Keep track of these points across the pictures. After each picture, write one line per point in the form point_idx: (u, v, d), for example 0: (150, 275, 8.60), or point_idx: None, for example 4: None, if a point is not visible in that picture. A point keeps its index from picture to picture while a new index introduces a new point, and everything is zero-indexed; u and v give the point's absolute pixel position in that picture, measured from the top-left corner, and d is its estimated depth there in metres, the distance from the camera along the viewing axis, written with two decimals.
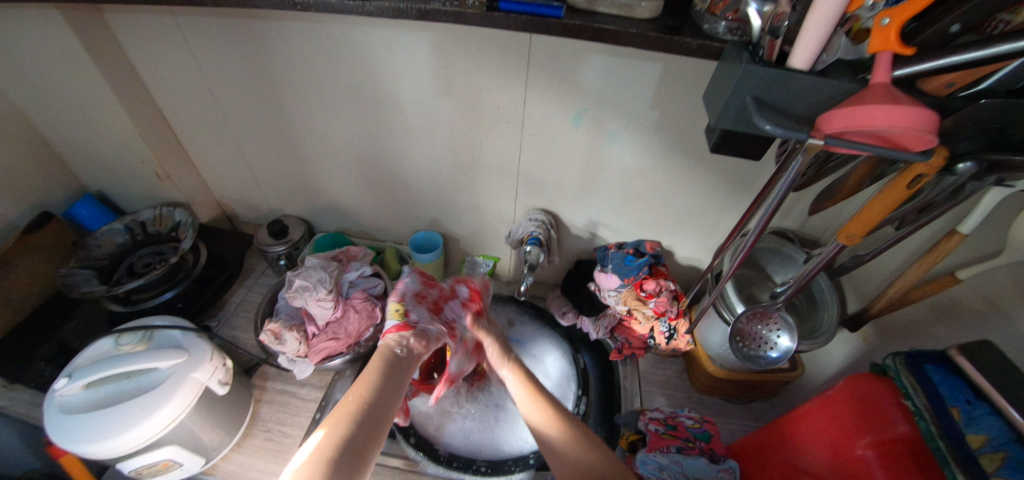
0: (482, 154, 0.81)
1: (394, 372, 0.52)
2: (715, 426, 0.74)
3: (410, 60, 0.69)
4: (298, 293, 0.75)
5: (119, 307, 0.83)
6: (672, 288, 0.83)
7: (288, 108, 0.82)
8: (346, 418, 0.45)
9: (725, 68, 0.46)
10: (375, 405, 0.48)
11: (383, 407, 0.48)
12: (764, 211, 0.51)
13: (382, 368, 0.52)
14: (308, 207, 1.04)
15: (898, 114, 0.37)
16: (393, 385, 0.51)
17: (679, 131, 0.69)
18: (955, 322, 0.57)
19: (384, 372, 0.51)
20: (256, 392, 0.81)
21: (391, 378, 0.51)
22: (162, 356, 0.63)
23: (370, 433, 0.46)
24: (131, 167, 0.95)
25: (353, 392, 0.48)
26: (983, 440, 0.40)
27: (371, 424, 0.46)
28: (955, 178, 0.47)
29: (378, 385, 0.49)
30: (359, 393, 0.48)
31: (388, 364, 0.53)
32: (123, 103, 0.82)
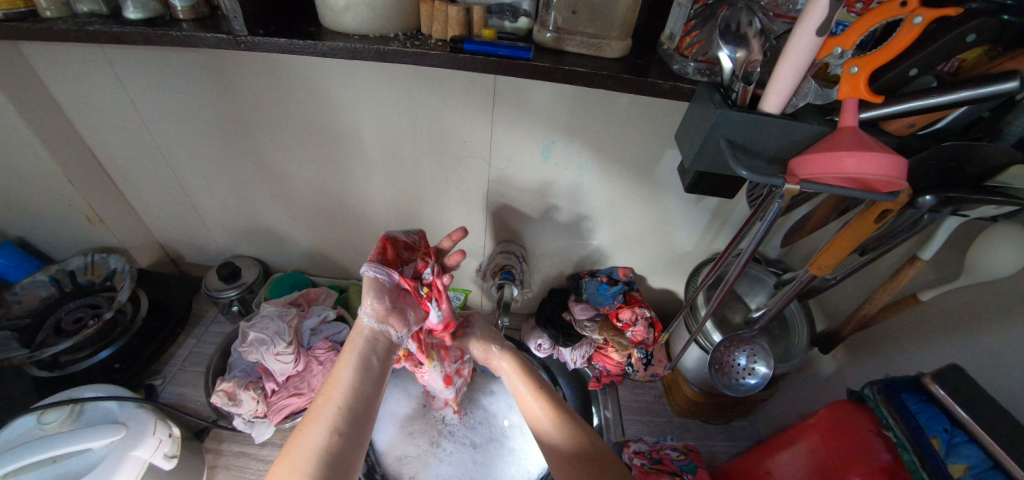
0: (450, 187, 0.77)
1: (371, 369, 0.57)
2: (699, 455, 0.73)
3: (370, 96, 0.66)
4: (253, 347, 0.70)
5: (46, 372, 0.74)
6: (647, 315, 0.82)
7: (236, 144, 0.75)
8: (328, 422, 0.50)
9: (697, 108, 0.45)
10: (352, 407, 0.52)
11: (361, 407, 0.53)
12: (754, 240, 0.49)
13: (355, 368, 0.56)
14: (263, 245, 0.96)
15: (873, 161, 0.37)
16: (365, 387, 0.55)
17: (649, 162, 0.69)
18: (917, 343, 0.59)
19: (359, 372, 0.55)
20: (209, 458, 0.73)
21: (367, 380, 0.56)
22: (94, 435, 0.56)
23: (350, 434, 0.51)
24: (57, 212, 0.85)
25: (332, 396, 0.53)
26: (963, 468, 0.39)
27: (352, 425, 0.51)
28: (916, 210, 0.48)
29: (353, 386, 0.54)
30: (334, 396, 0.53)
31: (366, 357, 0.57)
32: (45, 143, 0.73)
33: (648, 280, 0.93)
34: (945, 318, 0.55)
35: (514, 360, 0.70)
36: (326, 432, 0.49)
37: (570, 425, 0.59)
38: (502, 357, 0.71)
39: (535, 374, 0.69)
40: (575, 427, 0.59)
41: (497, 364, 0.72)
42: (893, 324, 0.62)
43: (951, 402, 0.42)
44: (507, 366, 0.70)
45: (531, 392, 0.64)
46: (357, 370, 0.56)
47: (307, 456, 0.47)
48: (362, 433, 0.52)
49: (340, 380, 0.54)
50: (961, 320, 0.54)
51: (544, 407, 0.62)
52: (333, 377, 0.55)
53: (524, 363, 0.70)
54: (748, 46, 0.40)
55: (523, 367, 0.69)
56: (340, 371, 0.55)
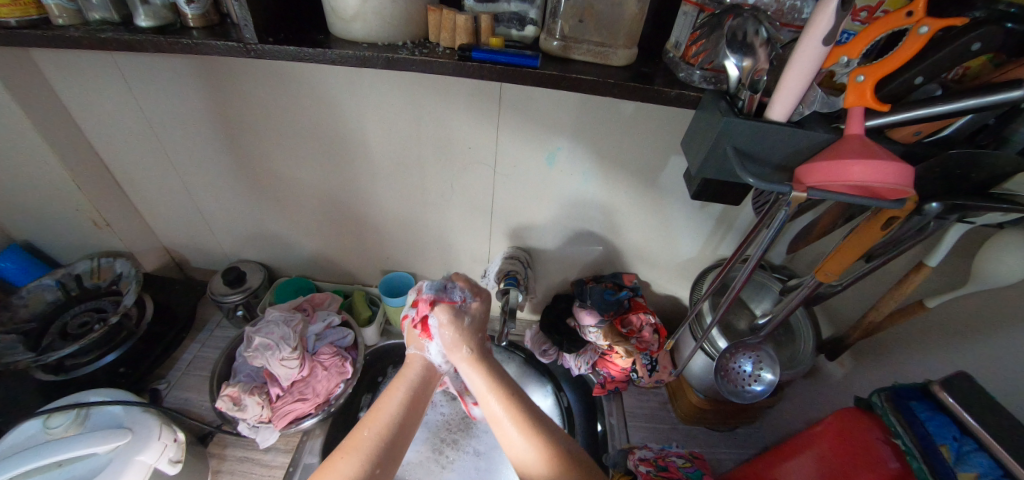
0: (454, 193, 0.78)
1: (413, 403, 0.54)
2: (705, 462, 0.73)
3: (376, 103, 0.66)
4: (258, 352, 0.71)
5: (50, 376, 0.74)
6: (653, 321, 0.82)
7: (243, 149, 0.76)
8: (362, 454, 0.46)
9: (704, 116, 0.45)
10: (387, 446, 0.48)
11: (392, 445, 0.48)
12: (761, 248, 0.49)
13: (403, 402, 0.53)
14: (268, 250, 0.97)
15: (879, 168, 0.37)
16: (406, 422, 0.51)
17: (653, 169, 0.69)
18: (924, 350, 0.59)
19: (401, 405, 0.52)
20: (213, 463, 0.73)
21: (405, 412, 0.52)
22: (100, 439, 0.56)
23: (384, 467, 0.46)
24: (64, 216, 0.86)
25: (369, 426, 0.49)
26: (973, 476, 0.39)
27: (380, 462, 0.46)
28: (921, 218, 0.48)
29: (394, 421, 0.50)
30: (373, 427, 0.49)
31: (409, 384, 0.55)
32: (54, 149, 0.74)
33: (652, 285, 0.93)
34: (953, 325, 0.55)
35: (485, 364, 0.57)
36: (360, 461, 0.46)
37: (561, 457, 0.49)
38: (462, 349, 0.56)
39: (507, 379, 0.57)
40: (560, 449, 0.50)
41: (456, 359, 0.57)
42: (899, 330, 0.62)
43: (961, 410, 0.42)
44: (472, 369, 0.56)
45: (502, 401, 0.53)
46: (399, 406, 0.52)
47: None
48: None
49: (384, 408, 0.51)
50: (968, 327, 0.54)
51: (518, 424, 0.51)
52: (379, 407, 0.52)
53: (500, 377, 0.56)
54: (754, 55, 0.41)
55: (499, 375, 0.57)
56: (384, 399, 0.53)
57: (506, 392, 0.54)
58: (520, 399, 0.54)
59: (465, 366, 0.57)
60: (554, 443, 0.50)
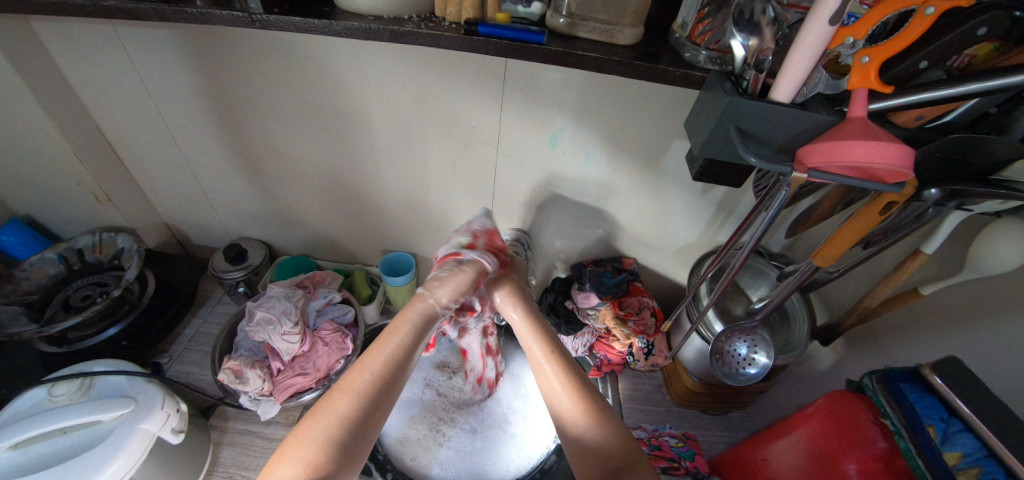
0: (457, 172, 0.78)
1: (416, 345, 0.50)
2: (698, 443, 0.75)
3: (380, 80, 0.66)
4: (259, 327, 0.72)
5: (52, 347, 0.75)
6: (651, 305, 0.84)
7: (244, 124, 0.76)
8: (358, 395, 0.44)
9: (707, 96, 0.46)
10: (386, 386, 0.46)
11: (389, 387, 0.46)
12: (757, 231, 0.50)
13: (401, 341, 0.50)
14: (269, 228, 0.97)
15: (879, 150, 0.37)
16: (406, 364, 0.49)
17: (656, 152, 0.69)
18: (916, 337, 0.60)
19: (401, 346, 0.49)
20: (215, 435, 0.75)
21: (402, 354, 0.49)
22: (103, 407, 0.56)
23: (381, 407, 0.45)
24: (65, 190, 0.86)
25: (368, 368, 0.46)
26: (958, 456, 0.40)
27: (375, 403, 0.44)
28: (921, 204, 0.49)
29: (395, 362, 0.48)
30: (374, 370, 0.46)
31: (412, 326, 0.52)
32: (56, 121, 0.74)
33: (650, 271, 0.94)
34: (946, 312, 0.56)
35: (526, 318, 0.62)
36: (356, 399, 0.43)
37: (604, 422, 0.49)
38: (510, 304, 0.64)
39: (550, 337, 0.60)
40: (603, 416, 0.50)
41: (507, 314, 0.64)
42: (892, 317, 0.63)
43: (950, 392, 0.43)
44: (519, 320, 0.62)
45: (547, 358, 0.56)
46: (399, 346, 0.49)
47: (332, 424, 0.41)
48: (362, 438, 0.42)
49: (384, 346, 0.48)
50: (960, 313, 0.54)
51: (563, 382, 0.53)
52: (379, 349, 0.48)
53: (543, 333, 0.60)
54: (761, 34, 0.40)
55: (540, 331, 0.60)
56: (387, 336, 0.50)
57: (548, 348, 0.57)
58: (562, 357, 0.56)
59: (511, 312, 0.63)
60: (593, 401, 0.51)
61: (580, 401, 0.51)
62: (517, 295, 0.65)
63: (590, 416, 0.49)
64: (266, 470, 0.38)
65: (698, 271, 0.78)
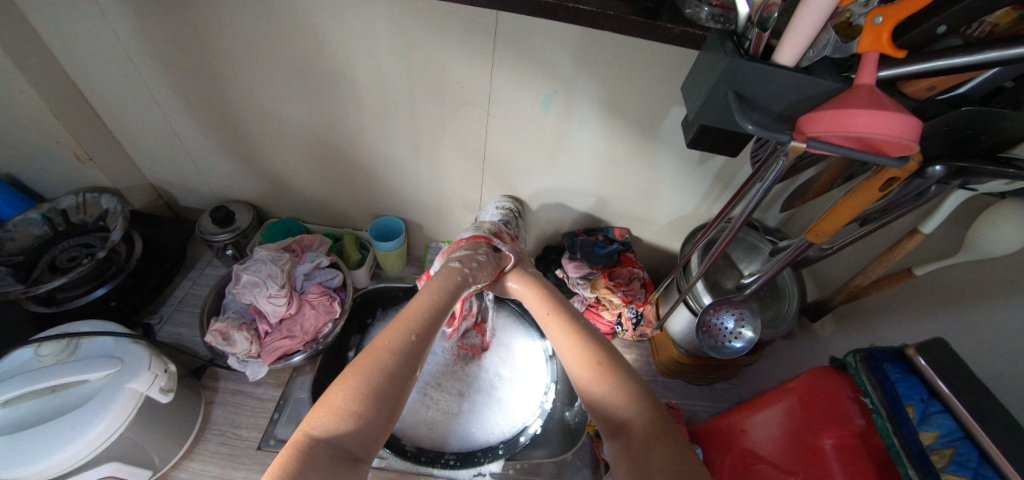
0: (447, 136, 0.75)
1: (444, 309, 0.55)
2: (679, 412, 0.77)
3: (364, 34, 0.62)
4: (246, 289, 0.72)
5: (42, 308, 0.74)
6: (642, 276, 0.84)
7: (225, 81, 0.72)
8: (401, 351, 0.46)
9: (707, 57, 0.43)
10: (420, 345, 0.48)
11: (422, 347, 0.48)
12: (748, 204, 0.48)
13: (436, 300, 0.55)
14: (257, 191, 0.95)
15: (883, 120, 0.35)
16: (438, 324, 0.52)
17: (653, 119, 0.66)
18: (905, 316, 0.59)
19: (432, 309, 0.53)
20: (207, 394, 0.77)
21: (433, 315, 0.53)
22: (90, 367, 0.57)
23: (416, 365, 0.47)
24: (44, 148, 0.83)
25: (407, 329, 0.49)
26: (933, 436, 0.41)
27: (411, 361, 0.46)
28: (922, 182, 0.46)
29: (428, 322, 0.51)
30: (419, 332, 0.49)
31: (451, 291, 0.58)
32: (26, 75, 0.70)
33: (643, 241, 0.93)
34: (937, 292, 0.55)
35: (529, 288, 0.65)
36: (394, 356, 0.45)
37: (611, 373, 0.47)
38: (509, 278, 0.69)
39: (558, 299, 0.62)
40: (608, 365, 0.48)
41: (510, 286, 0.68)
42: (883, 295, 0.62)
43: (932, 374, 0.42)
44: (523, 291, 0.66)
45: (550, 315, 0.58)
46: (433, 304, 0.54)
47: (377, 376, 0.43)
48: (402, 392, 0.44)
49: (418, 306, 0.53)
50: (951, 293, 0.53)
51: (564, 337, 0.54)
52: (411, 309, 0.52)
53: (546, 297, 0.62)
54: None
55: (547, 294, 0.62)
56: (419, 300, 0.54)
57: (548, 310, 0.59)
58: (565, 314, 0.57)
59: (517, 288, 0.67)
60: (597, 351, 0.50)
61: (583, 352, 0.50)
62: (521, 272, 0.69)
63: (593, 366, 0.48)
64: (314, 416, 0.40)
65: (695, 237, 0.78)
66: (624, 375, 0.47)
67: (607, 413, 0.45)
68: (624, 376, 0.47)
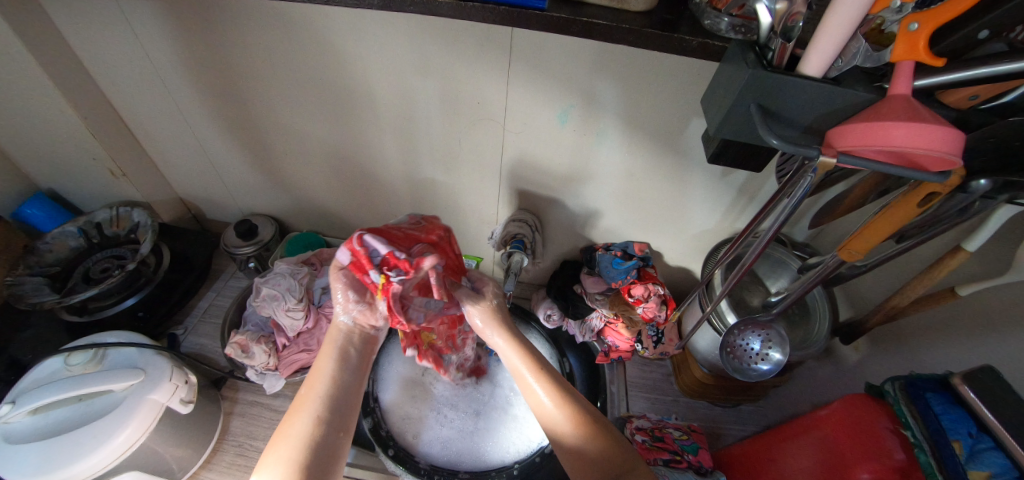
0: (462, 151, 0.75)
1: (349, 360, 0.55)
2: (703, 436, 0.73)
3: (382, 50, 0.62)
4: (265, 302, 0.73)
5: (74, 317, 0.78)
6: (661, 292, 0.79)
7: (249, 99, 0.75)
8: (311, 413, 0.48)
9: (727, 69, 0.42)
10: (337, 398, 0.50)
11: (338, 400, 0.50)
12: (775, 221, 0.46)
13: (336, 357, 0.54)
14: (279, 205, 0.98)
15: (922, 133, 0.33)
16: (348, 376, 0.53)
17: (673, 132, 0.65)
18: (948, 340, 0.55)
19: (337, 360, 0.54)
20: (226, 405, 0.78)
21: (341, 367, 0.53)
22: (114, 377, 0.58)
23: (334, 424, 0.48)
24: (82, 165, 0.88)
25: (315, 388, 0.50)
26: (984, 475, 0.37)
27: (332, 417, 0.49)
28: (967, 196, 0.43)
29: (334, 378, 0.52)
30: (319, 389, 0.50)
31: (343, 349, 0.56)
32: (68, 96, 0.74)
33: (663, 256, 0.90)
34: (986, 314, 0.51)
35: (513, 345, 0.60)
36: (313, 421, 0.47)
37: (598, 433, 0.51)
38: (493, 331, 0.62)
39: (538, 354, 0.60)
40: (594, 425, 0.52)
41: (491, 339, 0.63)
42: (923, 316, 0.58)
43: (980, 405, 0.39)
44: (505, 347, 0.61)
45: (534, 376, 0.56)
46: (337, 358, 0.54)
47: (292, 448, 0.45)
48: (331, 454, 0.47)
49: (321, 368, 0.53)
50: (1001, 316, 0.49)
51: (552, 395, 0.54)
52: (316, 368, 0.53)
53: (526, 351, 0.60)
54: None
55: (524, 348, 0.60)
56: (322, 359, 0.54)
57: (533, 366, 0.57)
58: (548, 372, 0.57)
59: (499, 342, 0.61)
60: (583, 412, 0.53)
61: (572, 413, 0.52)
62: (488, 319, 0.63)
63: (581, 426, 0.51)
64: None
65: (718, 252, 0.75)
66: (594, 423, 0.52)
67: (579, 458, 0.50)
68: (596, 423, 0.52)
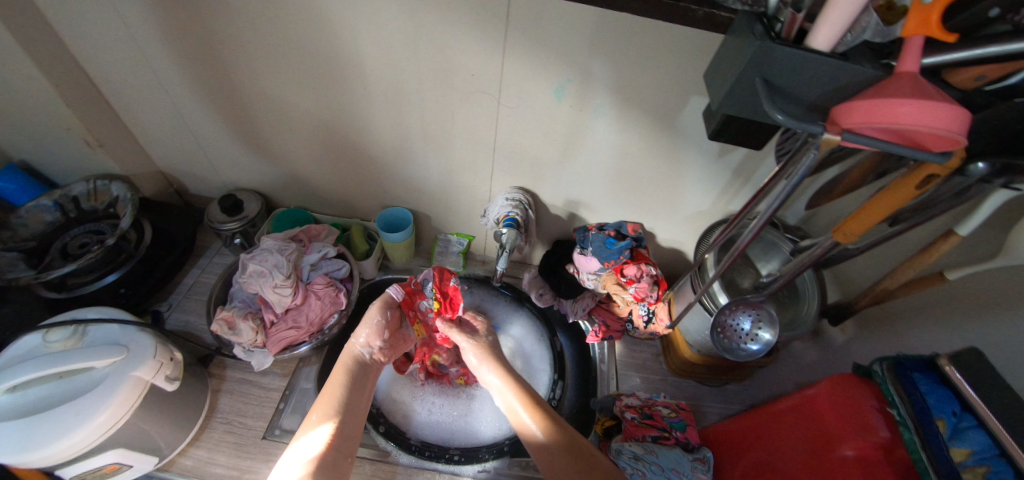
0: (456, 126, 0.73)
1: (358, 386, 0.61)
2: (690, 414, 0.74)
3: (372, 17, 0.59)
4: (252, 279, 0.71)
5: (53, 293, 0.76)
6: (653, 273, 0.79)
7: (231, 67, 0.71)
8: (328, 416, 0.55)
9: (733, 40, 0.41)
10: (347, 421, 0.55)
11: (348, 411, 0.57)
12: (773, 202, 0.45)
13: (348, 376, 0.61)
14: (265, 180, 0.95)
15: (928, 110, 0.32)
16: (358, 395, 0.60)
17: (672, 109, 0.63)
18: (933, 322, 0.56)
19: (349, 379, 0.61)
20: (214, 382, 0.77)
21: (350, 389, 0.60)
22: (95, 354, 0.57)
23: (345, 431, 0.54)
24: (54, 135, 0.83)
25: (331, 398, 0.57)
26: (966, 453, 0.38)
27: (345, 425, 0.55)
28: (965, 179, 0.43)
29: (347, 393, 0.59)
30: (333, 398, 0.57)
31: (354, 373, 0.62)
32: (35, 60, 0.69)
33: (656, 237, 0.90)
34: (972, 297, 0.51)
35: (504, 377, 0.65)
36: (328, 426, 0.54)
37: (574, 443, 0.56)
38: (486, 366, 0.67)
39: (527, 387, 0.64)
40: (572, 438, 0.57)
41: (482, 375, 0.67)
42: (910, 299, 0.59)
43: (965, 386, 0.40)
44: (489, 375, 0.66)
45: (519, 401, 0.61)
46: (346, 377, 0.61)
47: (310, 449, 0.51)
48: (341, 458, 0.52)
49: (335, 383, 0.60)
50: (986, 299, 0.50)
51: (534, 416, 0.59)
52: (331, 382, 0.60)
53: (515, 380, 0.64)
54: None
55: (514, 378, 0.65)
56: (335, 376, 0.61)
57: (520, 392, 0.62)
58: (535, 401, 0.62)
59: (485, 372, 0.67)
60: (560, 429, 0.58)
61: (550, 430, 0.57)
62: (486, 355, 0.68)
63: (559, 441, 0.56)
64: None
65: (712, 234, 0.75)
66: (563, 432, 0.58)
67: (551, 460, 0.55)
68: (574, 439, 0.57)
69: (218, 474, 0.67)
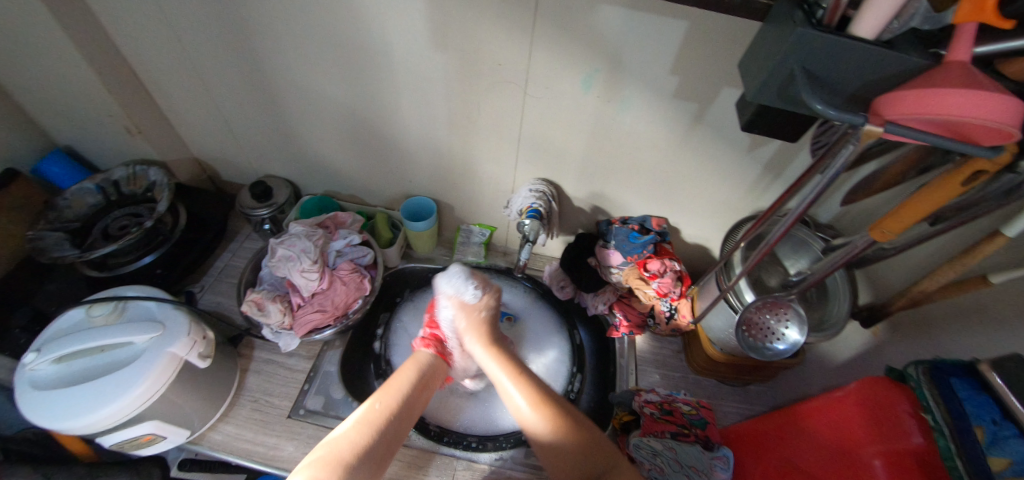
0: (480, 116, 0.73)
1: (423, 384, 0.63)
2: (711, 412, 0.73)
3: (400, 7, 0.60)
4: (281, 263, 0.74)
5: (95, 272, 0.80)
6: (677, 269, 0.78)
7: (262, 55, 0.72)
8: (368, 427, 0.55)
9: (772, 29, 0.40)
10: (392, 420, 0.57)
11: (398, 418, 0.57)
12: (806, 196, 0.44)
13: (409, 379, 0.62)
14: (293, 168, 0.98)
15: (983, 101, 0.30)
16: (411, 396, 0.61)
17: (702, 100, 0.62)
18: (972, 326, 0.53)
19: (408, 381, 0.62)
20: (243, 362, 0.80)
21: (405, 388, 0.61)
22: (133, 330, 0.59)
23: (381, 432, 0.55)
24: (99, 123, 0.87)
25: (377, 398, 0.58)
26: (1005, 463, 0.36)
27: (385, 428, 0.56)
28: (1013, 176, 0.41)
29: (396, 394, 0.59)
30: (382, 399, 0.58)
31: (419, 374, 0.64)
32: (81, 50, 0.73)
33: (680, 232, 0.88)
34: (1016, 300, 0.49)
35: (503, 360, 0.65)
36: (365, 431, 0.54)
37: (570, 424, 0.57)
38: (473, 337, 0.69)
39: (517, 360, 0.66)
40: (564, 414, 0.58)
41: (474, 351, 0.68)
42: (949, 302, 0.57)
43: (1009, 392, 0.38)
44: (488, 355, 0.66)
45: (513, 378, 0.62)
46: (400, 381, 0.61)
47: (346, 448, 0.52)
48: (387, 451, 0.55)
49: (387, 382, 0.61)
50: None
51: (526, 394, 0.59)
52: (390, 384, 0.61)
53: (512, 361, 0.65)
54: None
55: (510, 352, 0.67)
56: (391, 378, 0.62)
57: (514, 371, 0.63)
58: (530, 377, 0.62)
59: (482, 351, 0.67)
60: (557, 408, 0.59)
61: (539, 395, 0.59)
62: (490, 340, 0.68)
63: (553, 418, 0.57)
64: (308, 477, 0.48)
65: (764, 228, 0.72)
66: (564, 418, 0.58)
67: (556, 450, 0.56)
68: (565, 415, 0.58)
69: (245, 449, 0.70)
